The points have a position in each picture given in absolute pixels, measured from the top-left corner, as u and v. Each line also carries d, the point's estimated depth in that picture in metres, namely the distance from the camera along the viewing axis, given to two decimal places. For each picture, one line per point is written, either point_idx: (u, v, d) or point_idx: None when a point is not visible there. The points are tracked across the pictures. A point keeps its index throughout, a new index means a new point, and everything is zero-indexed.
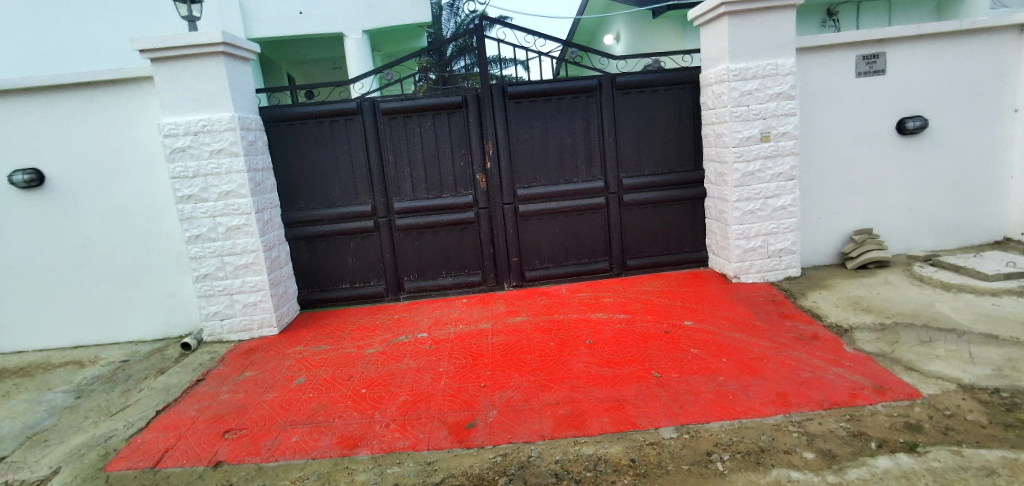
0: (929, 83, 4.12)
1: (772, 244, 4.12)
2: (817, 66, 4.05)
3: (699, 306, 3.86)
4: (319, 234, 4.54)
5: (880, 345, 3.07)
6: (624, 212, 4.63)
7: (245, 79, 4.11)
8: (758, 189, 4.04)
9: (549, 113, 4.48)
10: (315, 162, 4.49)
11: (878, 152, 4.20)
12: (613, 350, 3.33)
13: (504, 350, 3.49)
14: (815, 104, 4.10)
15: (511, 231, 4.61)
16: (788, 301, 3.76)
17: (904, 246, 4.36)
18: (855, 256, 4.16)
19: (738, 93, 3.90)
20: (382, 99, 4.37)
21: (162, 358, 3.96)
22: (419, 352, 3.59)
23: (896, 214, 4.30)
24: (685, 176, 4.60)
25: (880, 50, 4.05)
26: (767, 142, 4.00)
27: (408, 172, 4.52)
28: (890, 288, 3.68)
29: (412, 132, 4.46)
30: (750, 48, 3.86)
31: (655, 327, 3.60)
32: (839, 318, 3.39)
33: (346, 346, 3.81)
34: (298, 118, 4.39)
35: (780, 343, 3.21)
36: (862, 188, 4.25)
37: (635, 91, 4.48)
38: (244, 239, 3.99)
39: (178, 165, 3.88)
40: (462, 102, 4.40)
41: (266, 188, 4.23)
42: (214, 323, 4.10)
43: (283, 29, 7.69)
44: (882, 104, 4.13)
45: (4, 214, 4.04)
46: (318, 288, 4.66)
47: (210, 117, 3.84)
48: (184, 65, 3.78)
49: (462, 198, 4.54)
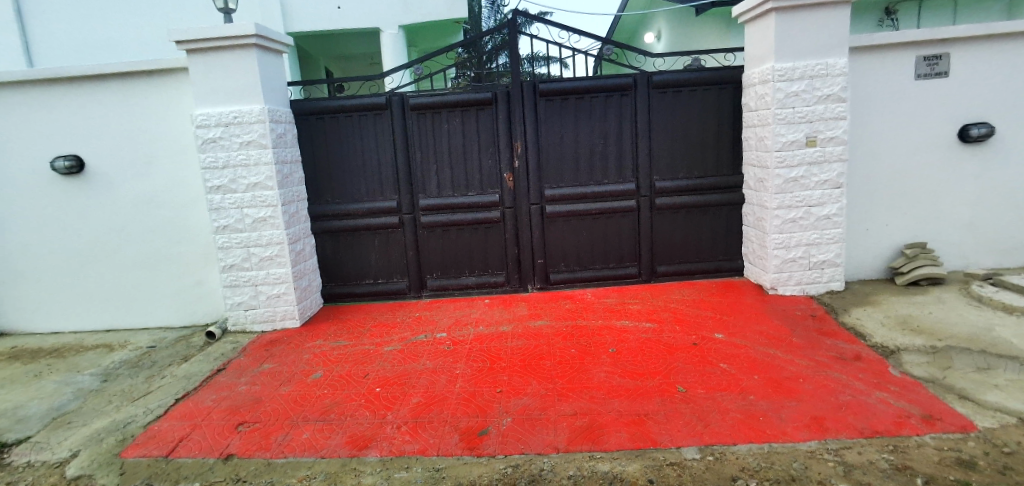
0: (998, 86, 3.78)
1: (814, 255, 3.87)
2: (870, 66, 3.78)
3: (731, 319, 3.66)
4: (345, 228, 4.54)
5: (930, 369, 2.81)
6: (655, 217, 4.46)
7: (277, 72, 4.15)
8: (800, 196, 3.81)
9: (580, 112, 4.35)
10: (343, 157, 4.49)
11: (936, 161, 3.89)
12: (636, 360, 3.18)
13: (523, 354, 3.39)
14: (867, 107, 3.83)
15: (537, 232, 4.51)
16: (828, 317, 3.52)
17: (961, 263, 4.02)
18: (905, 272, 3.86)
19: (784, 93, 3.68)
20: (411, 94, 4.33)
21: (187, 345, 4.04)
22: (436, 353, 3.53)
23: (954, 228, 3.97)
24: (722, 180, 4.38)
25: (943, 51, 3.74)
26: (812, 147, 3.75)
27: (434, 169, 4.47)
28: (944, 308, 3.39)
29: (439, 129, 4.41)
30: (799, 46, 3.63)
31: (683, 338, 3.43)
32: (885, 338, 3.14)
33: (364, 343, 3.79)
34: (327, 112, 4.40)
35: (818, 362, 2.99)
36: (916, 199, 3.94)
37: (671, 90, 4.29)
38: (270, 232, 4.02)
39: (208, 156, 3.94)
40: (491, 99, 4.32)
41: (294, 181, 4.26)
42: (238, 313, 4.16)
43: (321, 24, 7.81)
44: (943, 109, 3.82)
45: (22, 213, 4.23)
46: (342, 283, 4.67)
47: (241, 109, 3.88)
48: (218, 57, 3.83)
49: (488, 197, 4.46)
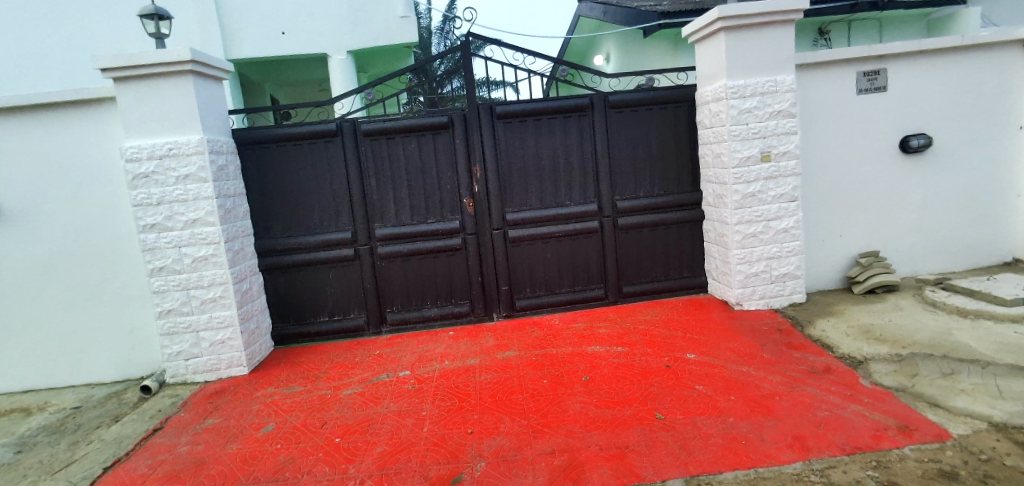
0: (931, 100, 4.01)
1: (775, 269, 3.92)
2: (815, 83, 3.93)
3: (701, 337, 3.61)
4: (296, 263, 4.26)
5: (898, 378, 2.84)
6: (619, 236, 4.42)
7: (218, 101, 3.89)
8: (759, 210, 3.86)
9: (539, 134, 4.30)
10: (292, 188, 4.24)
11: (881, 171, 4.06)
12: (611, 388, 3.07)
13: (493, 389, 3.21)
14: (815, 122, 3.96)
15: (501, 258, 4.37)
16: (794, 330, 3.54)
17: (912, 269, 4.18)
18: (862, 281, 3.96)
19: (737, 110, 3.75)
20: (364, 120, 4.16)
21: (119, 403, 3.62)
22: (400, 394, 3.29)
23: (902, 235, 4.13)
24: (682, 198, 4.41)
25: (880, 67, 3.94)
26: (767, 161, 3.83)
27: (391, 197, 4.29)
28: (903, 315, 3.47)
29: (394, 155, 4.25)
30: (749, 65, 3.73)
31: (656, 360, 3.34)
32: (851, 349, 3.17)
33: (321, 387, 3.50)
34: (274, 141, 4.16)
35: (791, 378, 2.97)
36: (866, 209, 4.08)
37: (627, 110, 4.32)
38: (212, 271, 3.70)
39: (140, 192, 3.61)
40: (447, 123, 4.20)
41: (238, 215, 3.97)
42: (178, 363, 3.78)
43: (266, 50, 7.53)
44: (884, 122, 4.01)
45: None
46: (295, 322, 4.36)
47: (176, 140, 3.59)
48: (149, 85, 3.55)
49: (448, 223, 4.31)
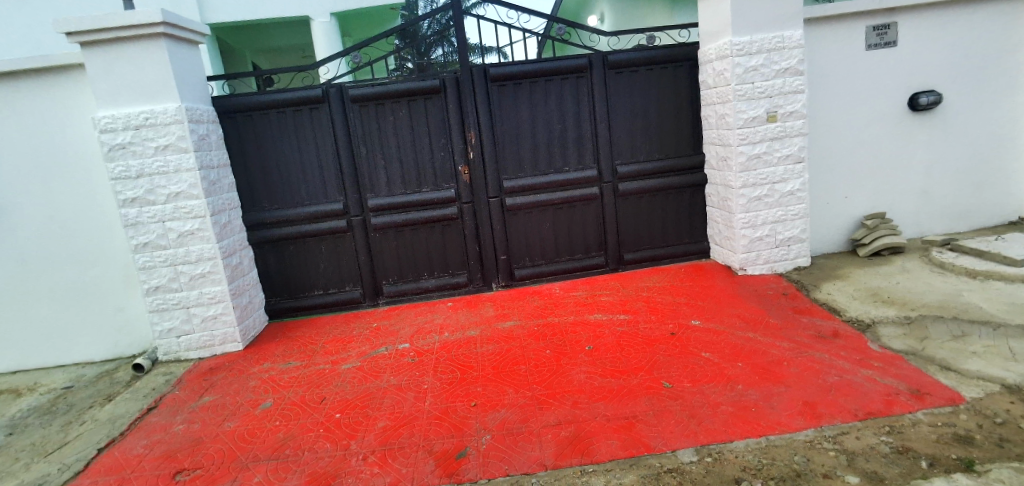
0: (943, 55, 3.84)
1: (780, 233, 3.83)
2: (824, 38, 3.74)
3: (706, 303, 3.55)
4: (287, 236, 4.12)
5: (908, 342, 2.79)
6: (619, 203, 4.30)
7: (194, 66, 3.64)
8: (764, 173, 3.74)
9: (536, 97, 4.10)
10: (278, 158, 4.05)
11: (890, 131, 3.93)
12: (616, 357, 3.01)
13: (495, 361, 3.14)
14: (823, 80, 3.80)
15: (498, 227, 4.24)
16: (800, 295, 3.47)
17: (917, 230, 4.10)
18: (868, 243, 3.89)
19: (743, 68, 3.57)
20: (351, 85, 3.94)
21: (111, 382, 3.53)
22: (400, 367, 3.22)
23: (908, 196, 4.04)
24: (684, 162, 4.27)
25: (892, 20, 3.75)
26: (773, 122, 3.68)
27: (383, 165, 4.11)
28: (910, 277, 3.41)
29: (385, 121, 4.04)
30: (756, 19, 3.53)
31: (660, 328, 3.28)
32: (859, 312, 3.11)
33: (318, 362, 3.42)
34: (256, 109, 3.94)
35: (799, 343, 2.91)
36: (873, 170, 3.97)
37: (628, 70, 4.12)
38: (199, 246, 3.55)
39: (117, 164, 3.41)
40: (440, 86, 3.99)
41: (223, 187, 3.79)
42: (170, 340, 3.67)
43: (244, 13, 7.14)
44: (894, 79, 3.85)
45: None
46: (288, 296, 4.25)
47: (153, 108, 3.37)
48: (118, 49, 3.30)
49: (443, 192, 4.15)
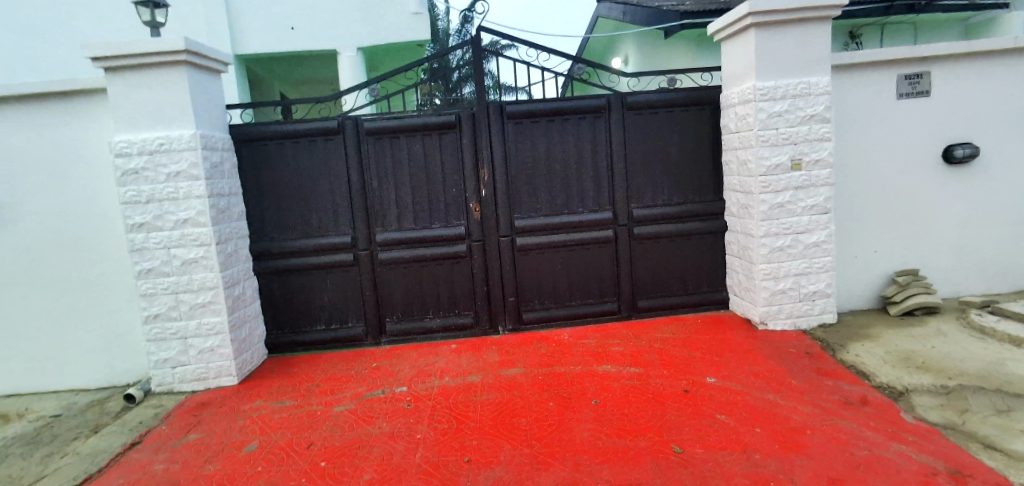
0: (979, 108, 3.69)
1: (804, 286, 3.62)
2: (852, 87, 3.64)
3: (723, 359, 3.32)
4: (293, 268, 4.06)
5: (946, 413, 2.53)
6: (634, 247, 4.16)
7: (214, 94, 3.70)
8: (787, 222, 3.57)
9: (551, 136, 4.05)
10: (291, 189, 4.05)
11: (922, 183, 3.75)
12: (623, 414, 2.80)
13: (494, 411, 2.96)
14: (851, 129, 3.67)
15: (508, 267, 4.12)
16: (825, 355, 3.23)
17: (954, 289, 3.85)
18: (899, 301, 3.65)
19: (766, 114, 3.47)
20: (366, 118, 3.95)
21: (101, 413, 3.43)
22: (394, 413, 3.05)
23: (944, 253, 3.81)
24: (703, 207, 4.13)
25: (924, 69, 3.63)
26: (798, 170, 3.54)
27: (394, 200, 4.06)
28: (948, 341, 3.15)
29: (398, 156, 4.03)
30: (782, 65, 3.45)
31: (672, 384, 3.07)
32: (890, 377, 2.86)
33: (312, 402, 3.27)
34: (272, 139, 3.97)
35: (823, 409, 2.67)
36: (906, 222, 3.77)
37: (647, 112, 4.06)
38: (202, 275, 3.50)
39: (129, 189, 3.43)
40: (454, 123, 3.98)
41: (232, 216, 3.78)
42: (165, 371, 3.58)
43: (275, 44, 7.41)
44: (927, 130, 3.70)
45: None
46: (290, 330, 4.15)
47: (169, 134, 3.40)
48: (140, 76, 3.36)
49: (453, 229, 4.07)
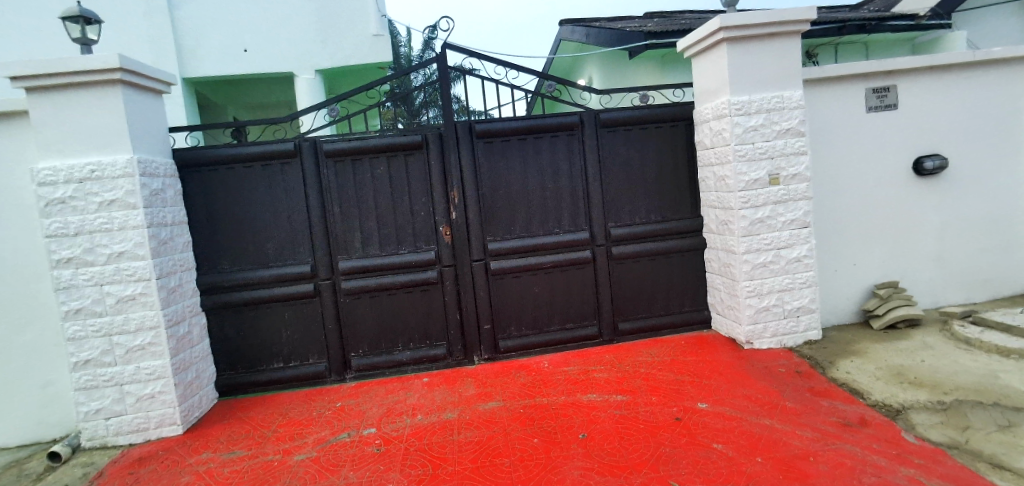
0: (943, 120, 3.76)
1: (787, 303, 3.54)
2: (824, 100, 3.65)
3: (711, 382, 3.17)
4: (247, 301, 3.72)
5: (947, 432, 2.43)
6: (613, 267, 4.01)
7: (154, 115, 3.39)
8: (768, 238, 3.50)
9: (525, 155, 3.91)
10: (244, 216, 3.74)
11: (895, 195, 3.76)
12: (614, 449, 2.58)
13: (473, 452, 2.70)
14: (825, 142, 3.67)
15: (482, 293, 3.90)
16: (815, 373, 3.12)
17: (932, 300, 3.85)
18: (881, 314, 3.61)
19: (742, 128, 3.43)
20: (325, 139, 3.70)
21: (18, 475, 2.98)
22: (362, 459, 2.74)
23: (920, 264, 3.82)
24: (682, 224, 4.04)
25: (889, 83, 3.69)
26: (775, 185, 3.49)
27: (358, 224, 3.80)
28: (936, 354, 3.10)
29: (362, 178, 3.78)
30: (754, 80, 3.43)
31: (664, 412, 2.88)
32: (885, 395, 2.75)
33: (267, 452, 2.92)
34: (222, 162, 3.67)
35: (824, 433, 2.53)
36: (882, 235, 3.77)
37: (621, 129, 3.98)
38: (140, 313, 3.14)
39: (54, 220, 3.06)
40: (422, 142, 3.78)
41: (177, 247, 3.44)
42: (97, 423, 3.16)
43: (227, 66, 7.11)
44: (897, 143, 3.73)
45: None
46: (245, 369, 3.78)
47: (101, 160, 3.07)
48: (67, 96, 3.04)
49: (423, 254, 3.83)
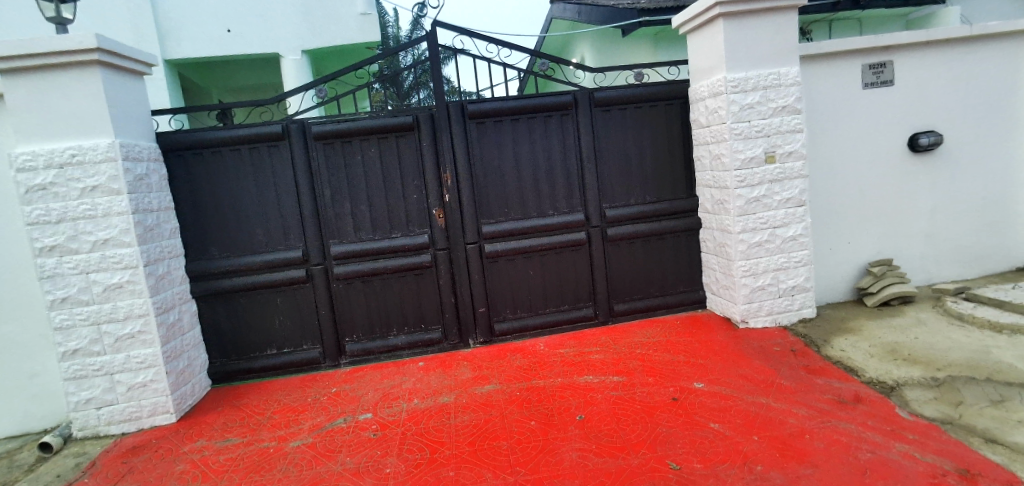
0: (939, 96, 3.73)
1: (783, 282, 3.54)
2: (821, 77, 3.60)
3: (707, 362, 3.17)
4: (237, 288, 3.66)
5: (941, 407, 2.46)
6: (608, 249, 3.99)
7: (135, 98, 3.27)
8: (764, 217, 3.48)
9: (518, 136, 3.84)
10: (231, 201, 3.65)
11: (890, 173, 3.75)
12: (611, 430, 2.58)
13: (470, 435, 2.69)
14: (821, 120, 3.64)
15: (476, 276, 3.86)
16: (810, 351, 3.13)
17: (924, 277, 3.88)
18: (875, 291, 3.63)
19: (739, 106, 3.38)
20: (313, 121, 3.61)
21: (9, 466, 2.93)
22: (359, 445, 2.72)
23: (913, 242, 3.83)
24: (677, 204, 4.01)
25: (887, 59, 3.64)
26: (772, 163, 3.46)
27: (348, 208, 3.73)
28: (930, 331, 3.12)
29: (351, 161, 3.70)
30: (751, 56, 3.37)
31: (660, 392, 2.88)
32: (880, 372, 2.77)
33: (263, 439, 2.90)
34: (207, 146, 3.57)
35: (819, 411, 2.54)
36: (876, 213, 3.76)
37: (615, 108, 3.91)
38: (129, 301, 3.07)
39: (34, 208, 2.96)
40: (412, 123, 3.70)
41: (164, 233, 3.36)
42: (88, 413, 3.11)
43: (209, 48, 6.90)
44: (893, 120, 3.71)
45: None
46: (237, 357, 3.74)
47: (81, 144, 2.97)
48: (43, 78, 2.92)
49: (416, 238, 3.78)
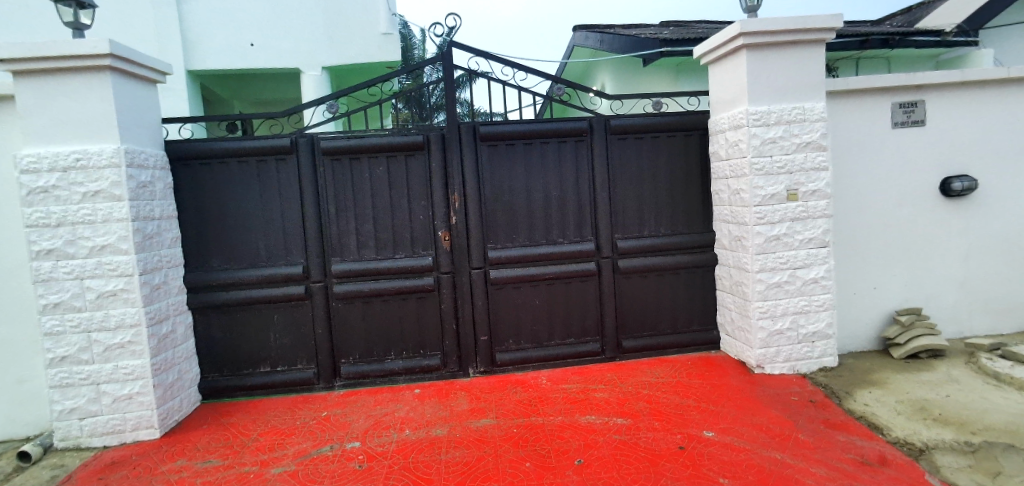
0: (974, 140, 3.56)
1: (803, 326, 3.35)
2: (848, 114, 3.47)
3: (718, 408, 2.97)
4: (235, 302, 3.58)
5: (976, 477, 2.23)
6: (618, 281, 3.84)
7: (145, 105, 3.27)
8: (784, 257, 3.31)
9: (530, 160, 3.75)
10: (235, 213, 3.61)
11: (920, 217, 3.56)
12: (611, 478, 2.40)
13: (460, 474, 2.52)
14: (847, 159, 3.49)
15: (480, 302, 3.73)
16: (831, 404, 2.92)
17: (955, 330, 3.64)
18: (903, 342, 3.40)
19: (760, 140, 3.25)
20: (324, 136, 3.57)
21: None
22: (343, 476, 2.57)
23: (944, 291, 3.61)
24: (692, 239, 3.86)
25: (918, 98, 3.50)
26: (794, 201, 3.31)
27: (353, 226, 3.66)
28: (963, 389, 2.89)
29: (359, 178, 3.64)
30: (775, 90, 3.26)
31: (666, 439, 2.69)
32: (907, 432, 2.56)
33: (244, 463, 2.76)
34: (216, 156, 3.55)
35: (840, 472, 2.33)
36: (904, 258, 3.56)
37: (632, 136, 3.81)
38: (121, 310, 3.00)
39: (35, 210, 2.93)
40: (423, 143, 3.64)
41: (164, 242, 3.31)
42: (71, 423, 3.02)
43: (233, 61, 7.03)
44: (924, 162, 3.54)
45: None
46: (230, 373, 3.64)
47: (86, 149, 2.95)
48: (55, 80, 2.92)
49: (420, 259, 3.68)
